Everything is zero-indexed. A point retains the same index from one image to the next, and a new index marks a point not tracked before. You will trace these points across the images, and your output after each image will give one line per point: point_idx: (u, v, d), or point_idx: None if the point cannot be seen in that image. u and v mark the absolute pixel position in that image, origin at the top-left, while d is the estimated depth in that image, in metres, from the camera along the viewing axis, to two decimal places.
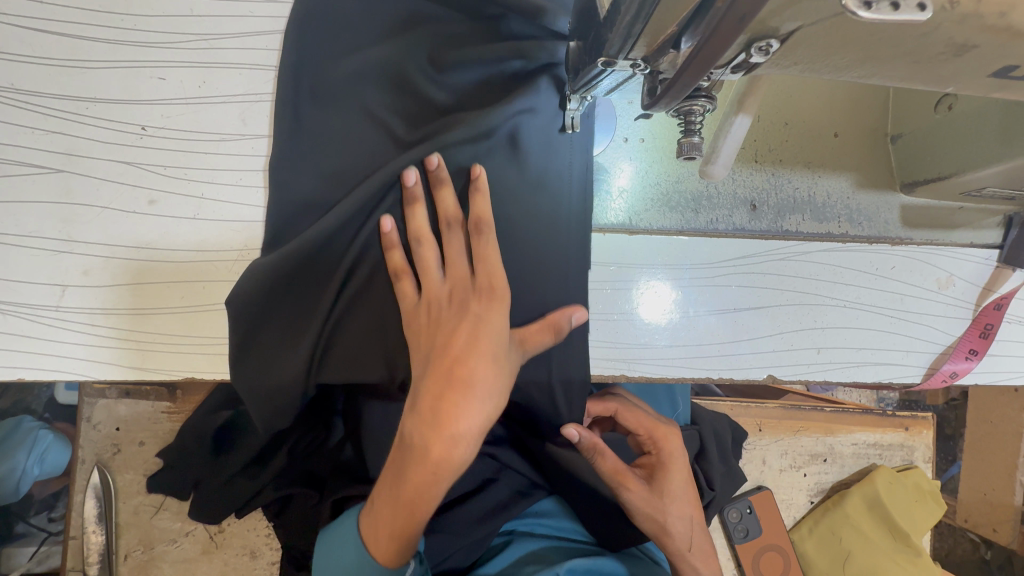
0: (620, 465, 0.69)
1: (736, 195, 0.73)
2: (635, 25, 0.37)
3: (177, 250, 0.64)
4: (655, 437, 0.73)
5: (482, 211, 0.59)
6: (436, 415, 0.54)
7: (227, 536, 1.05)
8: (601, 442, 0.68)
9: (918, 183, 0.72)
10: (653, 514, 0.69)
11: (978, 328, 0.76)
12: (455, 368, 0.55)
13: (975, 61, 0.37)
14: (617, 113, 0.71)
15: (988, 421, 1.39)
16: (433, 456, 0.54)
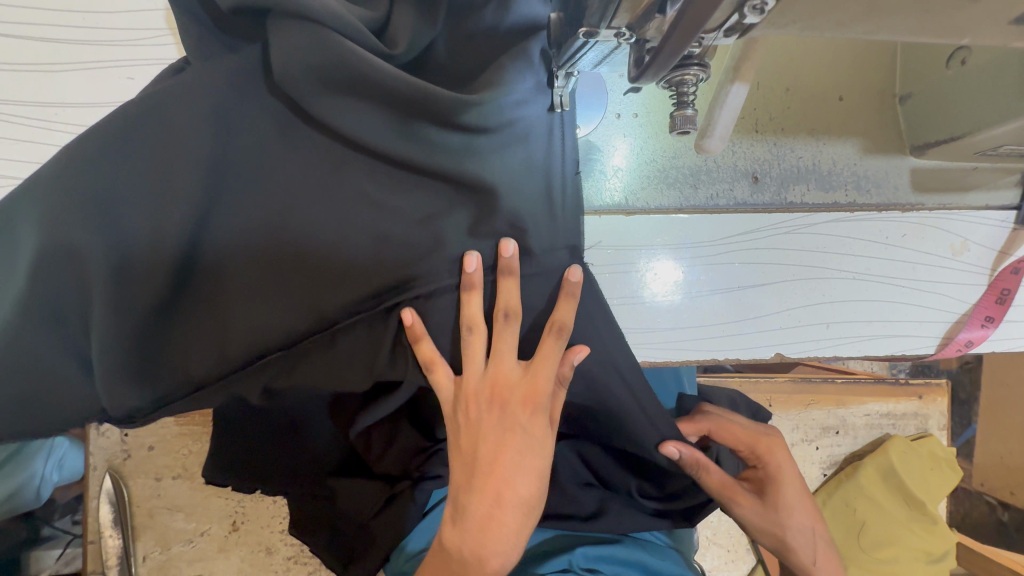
0: (728, 481, 0.62)
1: (736, 167, 0.70)
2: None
3: None
4: (758, 451, 0.67)
5: (475, 314, 0.49)
6: (466, 454, 0.52)
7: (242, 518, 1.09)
8: (702, 457, 0.59)
9: (929, 145, 0.68)
10: (769, 527, 0.65)
11: (993, 294, 0.73)
12: (493, 480, 0.50)
13: (993, 6, 0.34)
14: (607, 88, 0.67)
15: (1002, 383, 1.37)
16: (497, 512, 0.50)
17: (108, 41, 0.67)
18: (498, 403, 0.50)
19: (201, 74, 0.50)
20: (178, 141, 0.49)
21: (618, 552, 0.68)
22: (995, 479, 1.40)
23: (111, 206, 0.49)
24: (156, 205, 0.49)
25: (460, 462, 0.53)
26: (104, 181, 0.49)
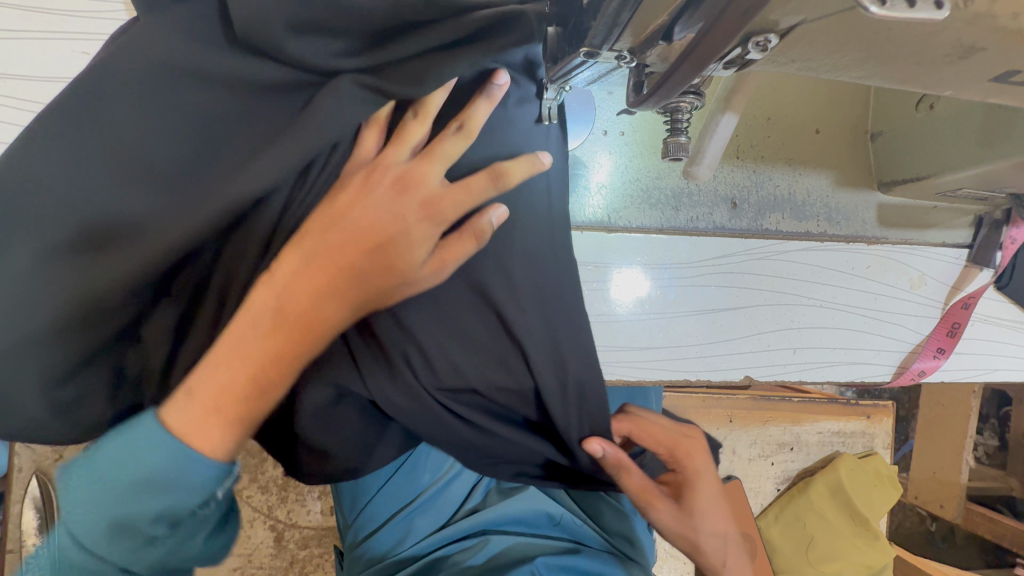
0: (646, 484, 0.55)
1: (716, 192, 0.70)
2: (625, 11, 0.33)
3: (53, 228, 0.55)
4: (677, 455, 0.58)
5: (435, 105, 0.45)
6: (335, 211, 0.43)
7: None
8: (625, 457, 0.53)
9: (897, 182, 0.71)
10: (683, 534, 0.56)
11: (945, 327, 0.76)
12: (350, 249, 0.42)
13: (979, 64, 0.35)
14: (595, 105, 0.67)
15: (938, 404, 1.46)
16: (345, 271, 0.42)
17: (58, 11, 0.61)
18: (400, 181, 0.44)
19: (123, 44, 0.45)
20: (104, 117, 0.44)
21: (577, 563, 0.68)
22: (928, 493, 1.49)
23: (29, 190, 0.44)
24: (68, 174, 0.44)
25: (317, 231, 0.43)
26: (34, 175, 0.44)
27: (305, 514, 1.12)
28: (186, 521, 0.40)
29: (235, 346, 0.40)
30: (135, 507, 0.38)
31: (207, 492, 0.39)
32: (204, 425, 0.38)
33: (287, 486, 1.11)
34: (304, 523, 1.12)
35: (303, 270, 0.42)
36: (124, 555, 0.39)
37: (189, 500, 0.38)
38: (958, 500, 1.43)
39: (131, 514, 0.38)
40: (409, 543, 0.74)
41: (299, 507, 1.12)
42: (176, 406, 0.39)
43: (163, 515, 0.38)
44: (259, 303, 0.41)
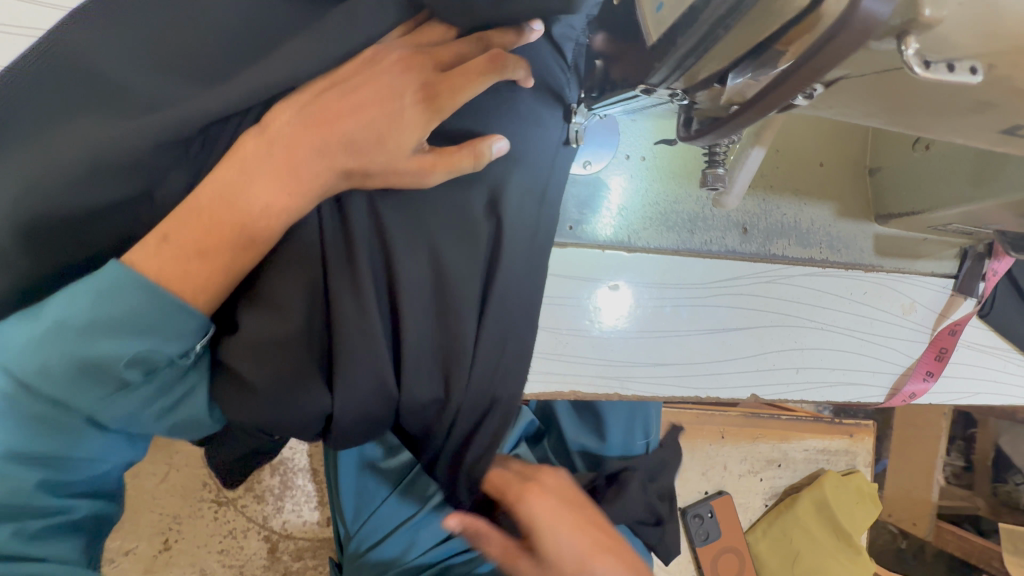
0: (511, 543, 0.57)
1: (729, 217, 0.74)
2: (689, 56, 0.35)
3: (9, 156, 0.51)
4: (506, 496, 0.57)
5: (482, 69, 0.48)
6: (342, 94, 0.48)
7: (177, 508, 1.04)
8: (484, 522, 0.57)
9: (893, 216, 0.77)
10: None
11: (934, 350, 0.81)
12: (346, 130, 0.47)
13: (993, 118, 0.39)
14: (620, 132, 0.71)
15: (912, 425, 1.53)
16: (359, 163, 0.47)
17: None
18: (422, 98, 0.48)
19: None
20: (134, 27, 0.53)
21: None
22: (901, 511, 1.55)
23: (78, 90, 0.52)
24: (114, 80, 0.52)
25: (326, 109, 0.47)
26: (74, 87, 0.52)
27: (301, 525, 1.10)
28: (161, 368, 0.46)
29: (235, 198, 0.45)
30: (134, 306, 0.43)
31: (188, 345, 0.46)
32: (172, 261, 0.44)
33: (284, 496, 1.09)
34: (300, 534, 1.10)
35: (272, 164, 0.45)
36: (111, 345, 0.43)
37: (168, 348, 0.45)
38: (929, 517, 1.49)
39: (127, 309, 0.43)
40: (425, 540, 0.87)
41: (294, 517, 1.10)
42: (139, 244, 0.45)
43: (136, 359, 0.44)
44: (226, 172, 0.46)
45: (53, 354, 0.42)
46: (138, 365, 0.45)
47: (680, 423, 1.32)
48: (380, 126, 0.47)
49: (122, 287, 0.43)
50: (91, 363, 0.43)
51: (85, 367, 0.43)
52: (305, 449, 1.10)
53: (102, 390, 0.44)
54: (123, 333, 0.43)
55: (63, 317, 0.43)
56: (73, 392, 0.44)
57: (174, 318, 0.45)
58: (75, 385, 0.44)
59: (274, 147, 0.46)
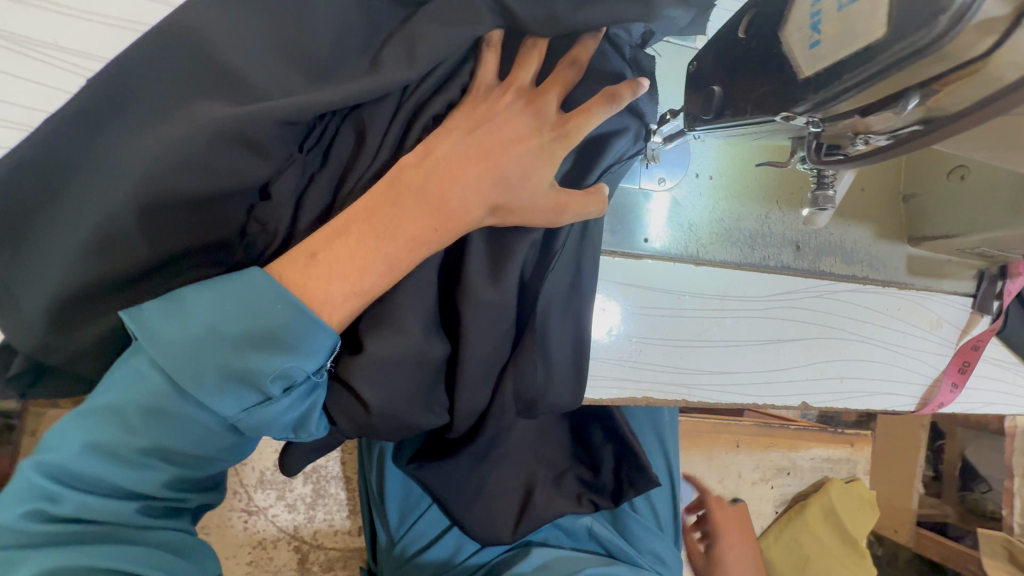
0: None
1: (785, 235, 0.79)
2: (846, 93, 0.39)
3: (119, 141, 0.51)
4: None
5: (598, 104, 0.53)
6: (479, 122, 0.52)
7: (206, 518, 1.01)
8: None
9: (925, 239, 0.83)
10: None
11: (957, 363, 0.88)
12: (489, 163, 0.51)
13: None
14: (691, 151, 0.75)
15: (895, 435, 1.64)
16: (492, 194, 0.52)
17: None
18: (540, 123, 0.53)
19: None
20: (242, 10, 0.51)
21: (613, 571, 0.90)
22: (883, 518, 1.65)
23: (187, 77, 0.50)
24: (223, 65, 0.50)
25: (471, 141, 0.51)
26: (181, 65, 0.50)
27: (332, 534, 1.09)
28: (296, 385, 0.49)
29: (384, 226, 0.49)
30: (279, 320, 0.46)
31: (321, 362, 0.49)
32: (318, 281, 0.48)
33: (316, 505, 1.07)
34: (331, 545, 1.08)
35: (425, 202, 0.50)
36: (260, 357, 0.46)
37: (307, 364, 0.48)
38: (909, 524, 1.59)
39: (278, 322, 0.46)
40: (467, 543, 0.98)
41: (326, 526, 1.08)
42: (287, 260, 0.48)
43: (279, 372, 0.47)
44: (374, 197, 0.50)
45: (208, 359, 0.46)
46: (279, 379, 0.47)
47: (698, 431, 1.37)
48: (521, 159, 0.52)
49: (275, 303, 0.46)
50: (240, 371, 0.46)
51: (233, 375, 0.46)
52: (338, 456, 1.08)
53: (242, 398, 0.47)
54: (272, 346, 0.47)
55: (224, 323, 0.46)
56: (219, 397, 0.47)
57: (308, 330, 0.47)
58: (220, 391, 0.47)
59: (426, 177, 0.50)
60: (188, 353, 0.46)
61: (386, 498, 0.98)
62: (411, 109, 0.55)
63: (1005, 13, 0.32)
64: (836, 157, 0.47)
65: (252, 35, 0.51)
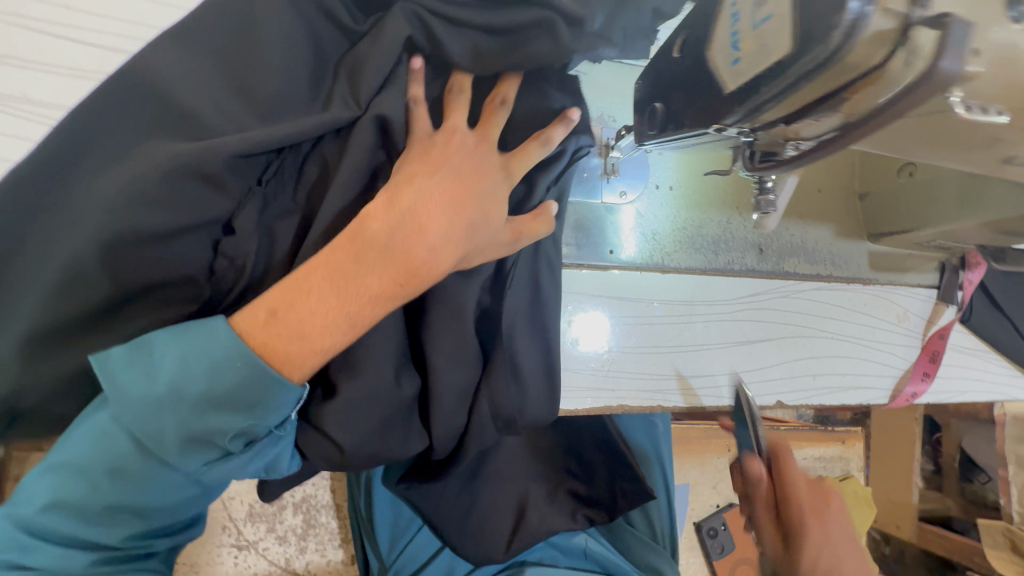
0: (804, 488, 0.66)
1: (747, 239, 0.82)
2: (767, 103, 0.41)
3: (71, 186, 0.52)
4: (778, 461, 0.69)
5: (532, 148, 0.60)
6: (436, 163, 0.54)
7: (195, 556, 1.00)
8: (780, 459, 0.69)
9: (883, 234, 0.86)
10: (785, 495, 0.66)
11: (927, 354, 0.90)
12: (448, 208, 0.52)
13: (998, 151, 0.47)
14: (650, 165, 0.78)
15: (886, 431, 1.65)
16: (452, 237, 0.51)
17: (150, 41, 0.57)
18: (481, 158, 0.57)
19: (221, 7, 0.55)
20: (193, 55, 0.54)
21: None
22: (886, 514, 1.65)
23: (143, 124, 0.53)
24: (174, 109, 0.53)
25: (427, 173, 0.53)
26: (139, 112, 0.53)
27: (324, 565, 1.07)
28: (260, 438, 0.53)
29: (345, 278, 0.49)
30: (235, 385, 0.49)
31: (282, 418, 0.53)
32: (278, 339, 0.48)
33: (307, 535, 1.06)
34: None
35: (391, 262, 0.49)
36: (222, 417, 0.50)
37: (267, 424, 0.51)
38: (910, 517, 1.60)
39: (232, 385, 0.49)
40: (461, 563, 1.00)
41: (318, 557, 1.07)
42: (248, 313, 0.49)
43: (241, 431, 0.51)
44: (333, 249, 0.49)
45: (170, 417, 0.50)
46: (243, 436, 0.52)
47: (688, 437, 1.37)
48: (475, 183, 0.54)
49: (234, 368, 0.49)
50: (204, 432, 0.50)
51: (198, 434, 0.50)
52: (328, 484, 1.08)
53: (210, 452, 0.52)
54: (232, 407, 0.50)
55: (185, 388, 0.49)
56: (185, 450, 0.51)
57: (274, 386, 0.49)
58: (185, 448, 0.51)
59: (389, 234, 0.49)
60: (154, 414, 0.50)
61: (376, 521, 0.97)
62: (365, 139, 0.57)
63: (891, 27, 0.35)
64: (771, 162, 0.49)
65: (200, 76, 0.54)
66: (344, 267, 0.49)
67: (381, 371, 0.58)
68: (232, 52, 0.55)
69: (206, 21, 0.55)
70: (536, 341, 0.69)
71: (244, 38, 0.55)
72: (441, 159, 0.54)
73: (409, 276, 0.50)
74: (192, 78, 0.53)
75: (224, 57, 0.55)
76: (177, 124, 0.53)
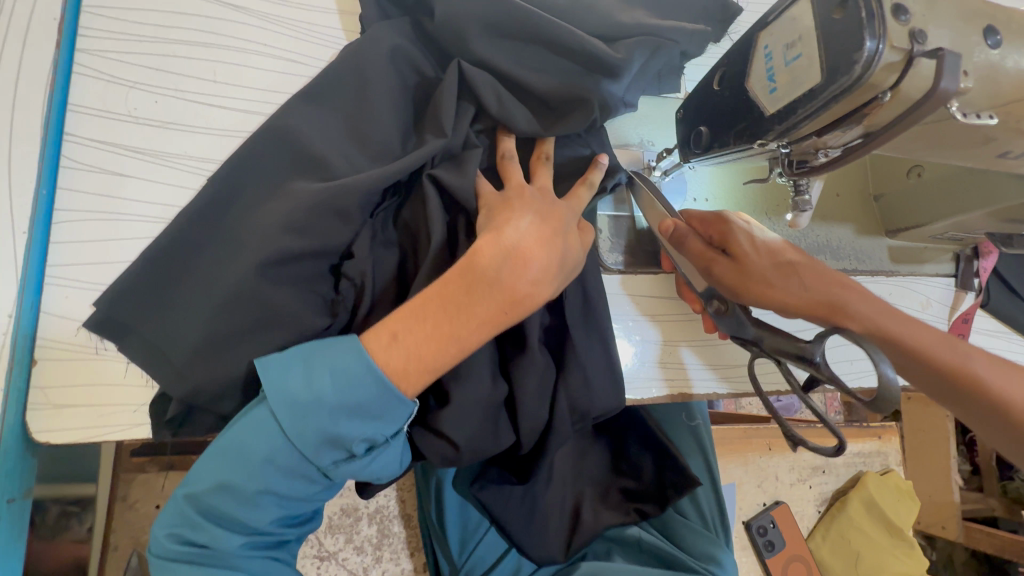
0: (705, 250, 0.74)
1: (777, 241, 0.92)
2: (804, 120, 0.52)
3: (227, 223, 0.63)
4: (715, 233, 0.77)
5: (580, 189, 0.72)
6: (522, 204, 0.65)
7: None
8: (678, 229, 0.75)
9: (899, 230, 0.96)
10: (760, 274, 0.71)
11: (953, 337, 0.98)
12: (540, 243, 0.62)
13: (995, 148, 0.57)
14: (687, 181, 0.89)
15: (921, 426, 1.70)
16: (544, 269, 0.61)
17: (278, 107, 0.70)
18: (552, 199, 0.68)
19: (339, 75, 0.68)
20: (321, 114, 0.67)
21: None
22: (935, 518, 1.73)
23: (283, 170, 0.65)
24: (307, 155, 0.65)
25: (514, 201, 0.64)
26: (281, 161, 0.65)
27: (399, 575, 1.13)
28: (379, 444, 0.60)
29: (459, 305, 0.58)
30: (370, 395, 0.57)
31: (400, 427, 0.60)
32: (401, 357, 0.58)
33: (382, 545, 1.13)
34: None
35: (497, 295, 0.59)
36: (354, 424, 0.58)
37: (390, 431, 0.59)
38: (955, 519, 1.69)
39: (366, 397, 0.57)
40: (526, 563, 1.05)
41: (392, 566, 1.12)
42: (374, 334, 0.59)
43: (368, 437, 0.59)
44: (448, 281, 0.59)
45: (313, 421, 0.57)
46: (368, 441, 0.59)
47: (730, 438, 1.44)
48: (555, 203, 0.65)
49: (366, 378, 0.57)
50: (338, 434, 0.57)
51: (332, 439, 0.57)
52: (398, 495, 1.15)
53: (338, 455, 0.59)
54: (364, 414, 0.58)
55: (327, 396, 0.57)
56: (319, 453, 0.58)
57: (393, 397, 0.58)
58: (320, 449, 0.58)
59: (497, 266, 0.59)
60: (296, 418, 0.57)
61: (447, 526, 1.04)
62: (458, 174, 0.68)
63: (899, 59, 0.45)
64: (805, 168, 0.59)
65: (327, 130, 0.66)
66: (456, 296, 0.59)
67: (478, 367, 0.67)
68: (351, 109, 0.67)
69: (328, 87, 0.68)
70: (596, 343, 0.76)
71: (360, 97, 0.67)
72: (525, 201, 0.65)
73: (512, 303, 0.59)
74: (321, 132, 0.66)
75: (345, 114, 0.67)
76: (310, 167, 0.65)
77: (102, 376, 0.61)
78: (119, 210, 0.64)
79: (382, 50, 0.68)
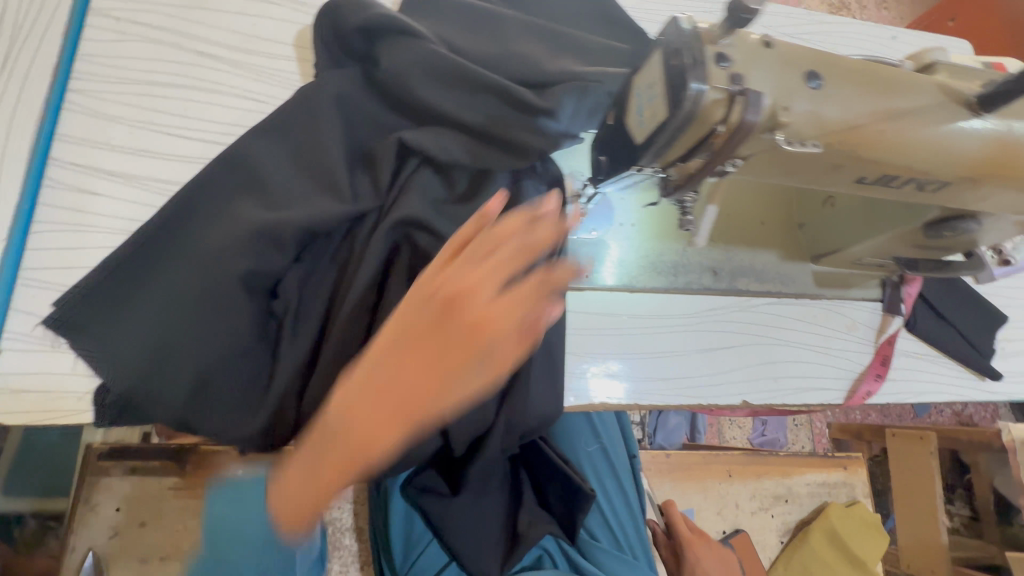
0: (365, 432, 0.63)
1: (701, 263, 0.98)
2: (663, 148, 0.59)
3: (179, 236, 0.72)
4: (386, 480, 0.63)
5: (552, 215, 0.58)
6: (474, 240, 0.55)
7: None
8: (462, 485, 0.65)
9: (822, 256, 1.00)
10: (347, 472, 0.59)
11: (879, 358, 1.02)
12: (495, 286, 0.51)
13: (846, 173, 0.64)
14: (613, 206, 0.96)
15: None
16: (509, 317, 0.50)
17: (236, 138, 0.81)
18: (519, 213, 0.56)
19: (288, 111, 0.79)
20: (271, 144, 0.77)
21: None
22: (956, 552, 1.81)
23: (233, 191, 0.74)
24: (256, 179, 0.75)
25: None
26: (231, 183, 0.75)
27: None
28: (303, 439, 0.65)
29: (404, 355, 0.50)
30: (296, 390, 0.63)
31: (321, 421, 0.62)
32: (355, 441, 0.49)
33: (332, 557, 1.16)
34: None
35: (419, 290, 0.53)
36: None
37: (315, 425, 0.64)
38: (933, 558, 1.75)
39: None
40: None
41: None
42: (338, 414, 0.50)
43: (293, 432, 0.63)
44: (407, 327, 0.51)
45: None
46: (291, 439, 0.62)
47: (690, 464, 1.45)
48: None
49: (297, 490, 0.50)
50: None
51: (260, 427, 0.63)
52: (351, 508, 1.19)
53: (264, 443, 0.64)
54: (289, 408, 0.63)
55: None
56: None
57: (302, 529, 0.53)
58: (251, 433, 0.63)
59: (498, 328, 0.49)
60: None
61: (391, 535, 1.07)
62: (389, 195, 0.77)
63: (723, 97, 0.54)
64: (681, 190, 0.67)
65: (276, 159, 0.76)
66: (417, 359, 0.49)
67: None
68: (297, 141, 0.77)
69: (278, 121, 0.78)
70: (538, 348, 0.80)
71: (305, 131, 0.77)
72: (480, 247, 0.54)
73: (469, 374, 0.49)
74: (271, 160, 0.76)
75: (292, 145, 0.77)
76: (258, 189, 0.74)
77: (57, 368, 0.69)
78: (87, 224, 0.73)
79: (326, 90, 0.79)
